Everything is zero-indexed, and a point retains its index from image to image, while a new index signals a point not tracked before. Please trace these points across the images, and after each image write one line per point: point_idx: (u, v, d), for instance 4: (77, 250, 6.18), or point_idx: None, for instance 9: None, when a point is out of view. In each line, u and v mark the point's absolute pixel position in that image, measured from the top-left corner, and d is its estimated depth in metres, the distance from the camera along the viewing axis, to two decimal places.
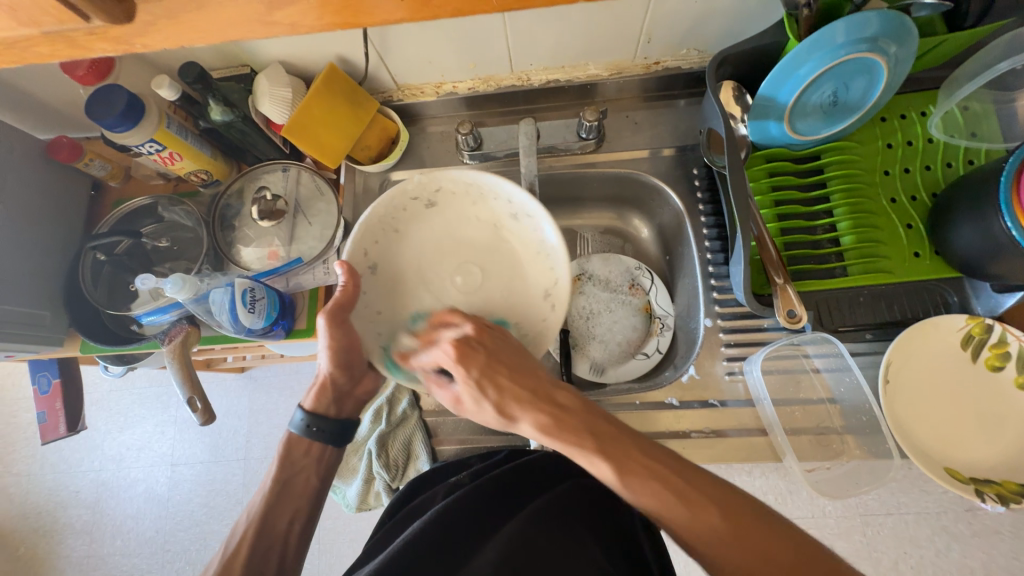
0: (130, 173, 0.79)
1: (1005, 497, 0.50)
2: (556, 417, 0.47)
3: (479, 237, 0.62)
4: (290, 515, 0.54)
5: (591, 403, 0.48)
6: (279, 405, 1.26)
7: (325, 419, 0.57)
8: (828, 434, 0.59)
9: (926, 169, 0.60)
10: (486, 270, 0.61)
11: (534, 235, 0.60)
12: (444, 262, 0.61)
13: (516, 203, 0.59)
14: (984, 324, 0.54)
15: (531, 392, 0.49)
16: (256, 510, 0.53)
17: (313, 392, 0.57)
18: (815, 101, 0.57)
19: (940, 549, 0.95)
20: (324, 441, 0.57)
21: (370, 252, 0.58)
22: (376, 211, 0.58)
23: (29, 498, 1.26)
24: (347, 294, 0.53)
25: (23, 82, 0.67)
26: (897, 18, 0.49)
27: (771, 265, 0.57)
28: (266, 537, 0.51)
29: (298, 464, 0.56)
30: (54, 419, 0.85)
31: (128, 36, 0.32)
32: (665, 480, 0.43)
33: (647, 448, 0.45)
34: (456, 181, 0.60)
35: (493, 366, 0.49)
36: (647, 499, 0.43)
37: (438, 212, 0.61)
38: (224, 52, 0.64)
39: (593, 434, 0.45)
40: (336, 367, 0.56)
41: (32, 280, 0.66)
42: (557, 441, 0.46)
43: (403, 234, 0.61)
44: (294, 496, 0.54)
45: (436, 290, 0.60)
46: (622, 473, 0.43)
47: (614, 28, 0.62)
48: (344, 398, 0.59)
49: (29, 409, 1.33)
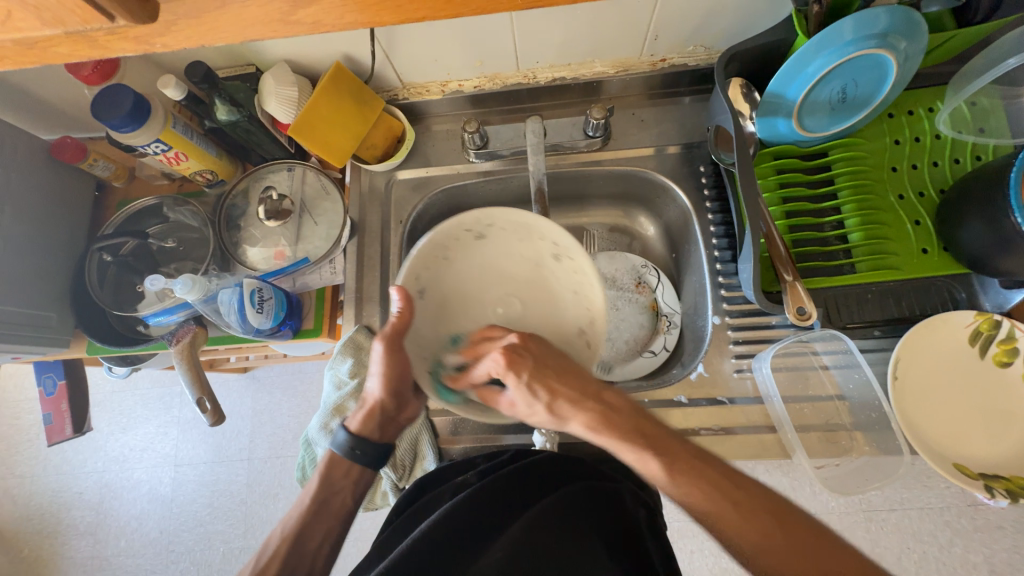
0: (134, 173, 0.79)
1: (1014, 493, 0.50)
2: (607, 414, 0.49)
3: (524, 271, 0.62)
4: (321, 535, 0.54)
5: (637, 403, 0.51)
6: (282, 405, 1.27)
7: (369, 443, 0.57)
8: (837, 431, 0.59)
9: (934, 166, 0.60)
10: (526, 303, 0.62)
11: (576, 281, 0.59)
12: (486, 291, 0.62)
13: (564, 245, 0.58)
14: (992, 320, 0.54)
15: (580, 393, 0.51)
16: (291, 527, 0.53)
17: (360, 414, 0.57)
18: (824, 97, 0.56)
19: (943, 544, 0.96)
20: (364, 465, 0.57)
21: (421, 277, 0.58)
22: (429, 242, 0.57)
23: (32, 499, 1.26)
24: (402, 320, 0.54)
25: (28, 83, 0.67)
26: (906, 14, 0.49)
27: (780, 262, 0.57)
28: (297, 553, 0.52)
29: (336, 485, 0.56)
30: (60, 421, 0.85)
31: (149, 36, 0.32)
32: (714, 480, 0.44)
33: (693, 449, 0.47)
34: (508, 218, 0.58)
35: (543, 371, 0.51)
36: (694, 499, 0.43)
37: (486, 245, 0.61)
38: (229, 51, 0.63)
39: (643, 433, 0.48)
40: (385, 391, 0.55)
41: (38, 282, 0.66)
42: (607, 436, 0.48)
43: (452, 261, 0.61)
44: (327, 517, 0.55)
45: (476, 316, 0.62)
46: (671, 471, 0.45)
47: (622, 24, 0.62)
48: (389, 422, 0.59)
49: (31, 411, 1.32)
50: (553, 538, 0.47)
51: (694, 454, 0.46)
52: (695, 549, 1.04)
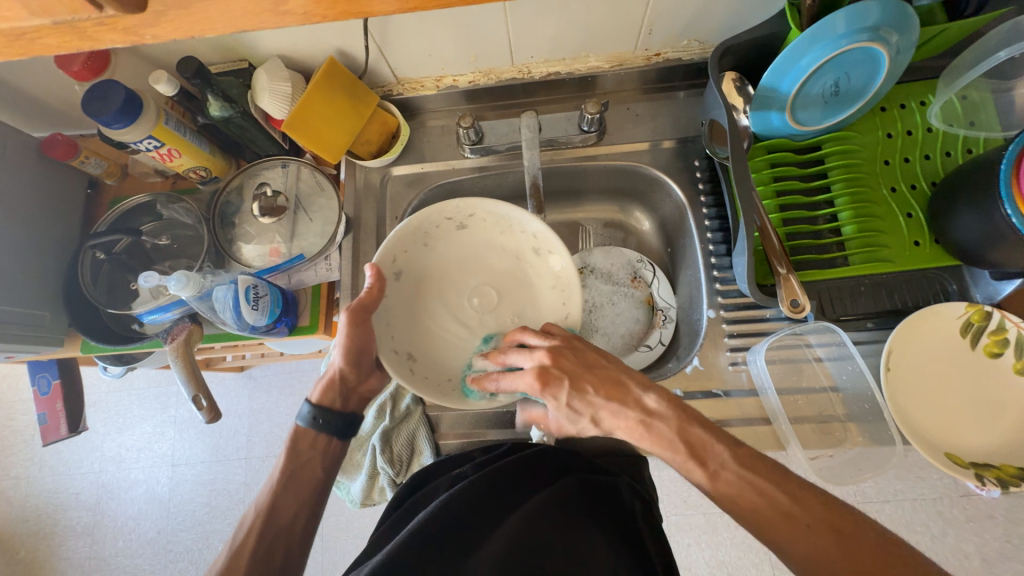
0: (127, 171, 0.79)
1: (1005, 481, 0.51)
2: (649, 423, 0.49)
3: (504, 264, 0.63)
4: (295, 509, 0.54)
5: (681, 404, 0.49)
6: (279, 403, 1.26)
7: (331, 413, 0.57)
8: (831, 422, 0.60)
9: (926, 158, 0.61)
10: (501, 293, 0.62)
11: (552, 273, 0.61)
12: (462, 281, 0.63)
13: (542, 237, 0.60)
14: (983, 311, 0.55)
15: (619, 402, 0.50)
16: (264, 502, 0.54)
17: (320, 385, 0.58)
18: (817, 90, 0.57)
19: (936, 534, 0.97)
20: (329, 435, 0.58)
21: (398, 260, 0.59)
22: (409, 227, 0.59)
23: (28, 500, 1.25)
24: (370, 296, 0.54)
25: (17, 79, 0.66)
26: (898, 7, 0.49)
27: (774, 255, 0.57)
28: (271, 528, 0.52)
29: (304, 456, 0.57)
30: (56, 420, 0.85)
31: (139, 26, 0.32)
32: (755, 484, 0.44)
33: (739, 454, 0.46)
34: (490, 211, 0.61)
35: (580, 386, 0.51)
36: (735, 500, 0.44)
37: (467, 235, 0.63)
38: (221, 46, 0.63)
39: (685, 439, 0.47)
40: (347, 364, 0.56)
41: (31, 280, 0.66)
42: (651, 443, 0.48)
43: (431, 248, 0.62)
44: (300, 489, 0.55)
45: (452, 305, 0.62)
46: (712, 476, 0.46)
47: (616, 18, 0.62)
48: (349, 394, 0.60)
49: (26, 412, 1.32)
50: (551, 530, 0.48)
51: (739, 460, 0.46)
52: (692, 543, 1.04)
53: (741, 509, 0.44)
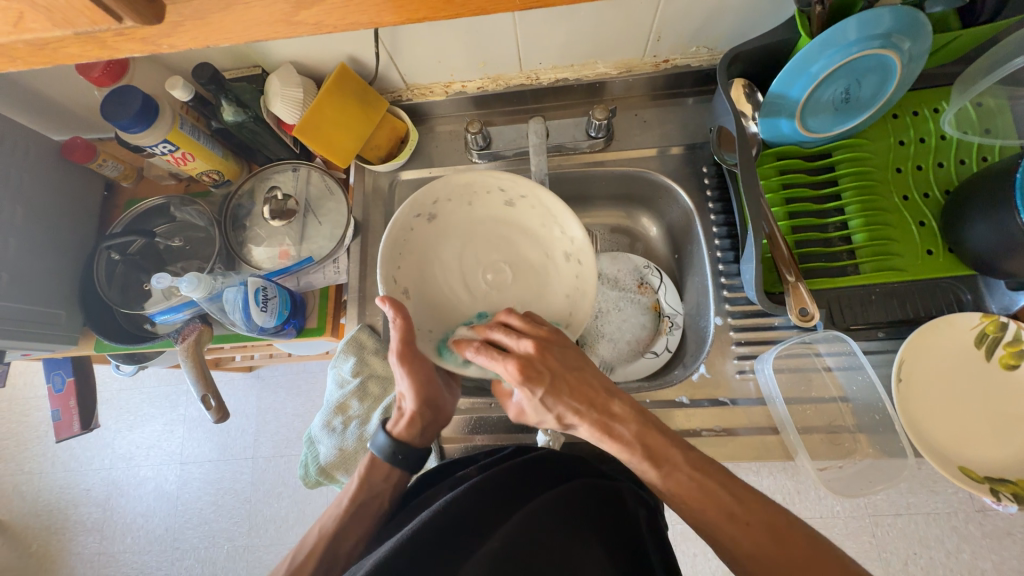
0: (143, 174, 0.80)
1: (1020, 497, 0.50)
2: (610, 426, 0.49)
3: (532, 255, 0.63)
4: (356, 536, 0.55)
5: (644, 412, 0.50)
6: (286, 404, 1.27)
7: (410, 448, 0.58)
8: (840, 433, 0.59)
9: (939, 166, 0.60)
10: (516, 280, 0.63)
11: (571, 281, 0.61)
12: (483, 254, 0.63)
13: (578, 246, 0.60)
14: (998, 322, 0.54)
15: (589, 402, 0.50)
16: (329, 528, 0.55)
17: (402, 420, 0.58)
18: (828, 97, 0.56)
19: (951, 550, 0.95)
20: (403, 469, 0.58)
21: (436, 203, 0.61)
22: (458, 179, 0.61)
23: (40, 495, 1.27)
24: (403, 330, 0.52)
25: (38, 84, 0.68)
26: (910, 14, 0.49)
27: (782, 264, 0.57)
28: (330, 553, 0.53)
29: (376, 488, 0.57)
30: (69, 417, 0.86)
31: (156, 36, 0.32)
32: (708, 484, 0.46)
33: (693, 458, 0.48)
34: (541, 203, 0.61)
35: (558, 381, 0.49)
36: (682, 498, 0.46)
37: (510, 212, 0.63)
38: (236, 53, 0.64)
39: (644, 442, 0.48)
40: (419, 399, 0.56)
41: (48, 280, 0.67)
42: (610, 445, 0.49)
43: (471, 209, 0.63)
44: (363, 518, 0.56)
45: (466, 271, 0.63)
46: (664, 475, 0.47)
47: (624, 25, 0.62)
48: (429, 427, 0.59)
49: (41, 409, 1.34)
50: (555, 529, 0.47)
51: (692, 463, 0.47)
52: (698, 553, 1.03)
53: (688, 506, 0.46)
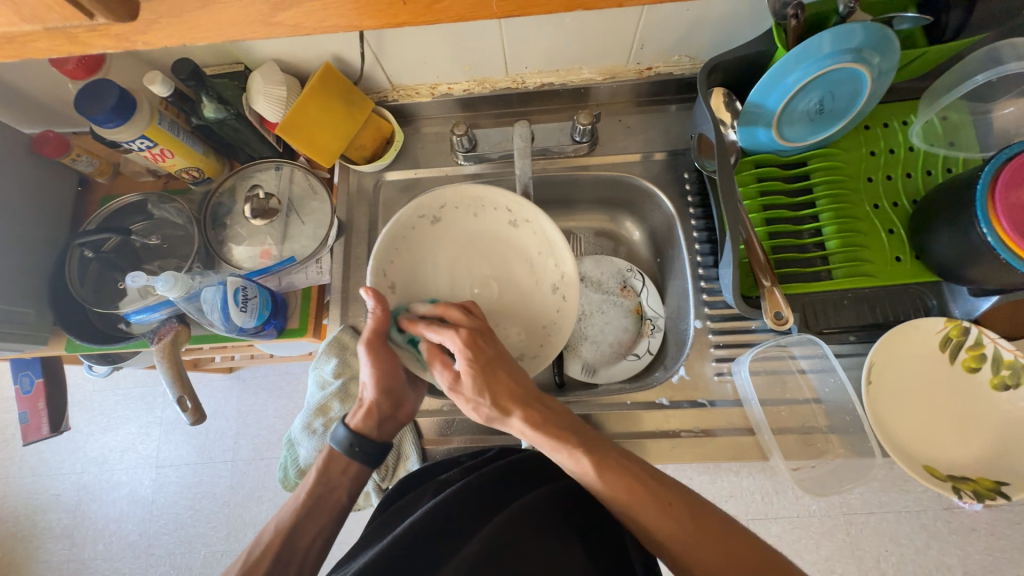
0: (119, 169, 0.78)
1: (981, 494, 0.52)
2: (543, 414, 0.51)
3: (522, 279, 0.65)
4: (314, 532, 0.53)
5: (572, 415, 0.53)
6: (267, 406, 1.25)
7: (368, 442, 0.57)
8: (813, 433, 0.61)
9: (907, 176, 0.62)
10: (501, 297, 0.64)
11: (551, 312, 0.63)
12: (474, 265, 0.65)
13: (567, 282, 0.62)
14: (961, 327, 0.56)
15: (525, 390, 0.52)
16: (284, 523, 0.53)
17: (360, 412, 0.58)
18: (803, 108, 0.58)
19: (920, 547, 0.98)
20: (362, 462, 0.57)
21: (443, 208, 0.63)
22: (469, 190, 0.63)
23: (6, 501, 1.23)
24: (377, 322, 0.54)
25: (8, 76, 0.66)
26: (880, 31, 0.51)
27: (759, 269, 0.59)
28: (288, 547, 0.51)
29: (334, 481, 0.56)
30: (37, 419, 0.83)
31: (129, 34, 0.32)
32: (637, 479, 0.47)
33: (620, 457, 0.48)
34: (545, 231, 0.63)
35: (497, 361, 0.53)
36: (617, 492, 0.46)
37: (513, 231, 0.65)
38: (217, 49, 0.63)
39: (578, 434, 0.50)
40: (379, 391, 0.56)
41: (16, 278, 0.65)
42: (539, 432, 0.50)
43: (476, 221, 0.65)
44: (322, 513, 0.54)
45: (459, 278, 0.64)
46: (599, 468, 0.47)
47: (608, 33, 0.63)
48: (387, 420, 0.59)
49: (8, 411, 1.29)
50: (539, 528, 0.48)
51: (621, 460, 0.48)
52: None
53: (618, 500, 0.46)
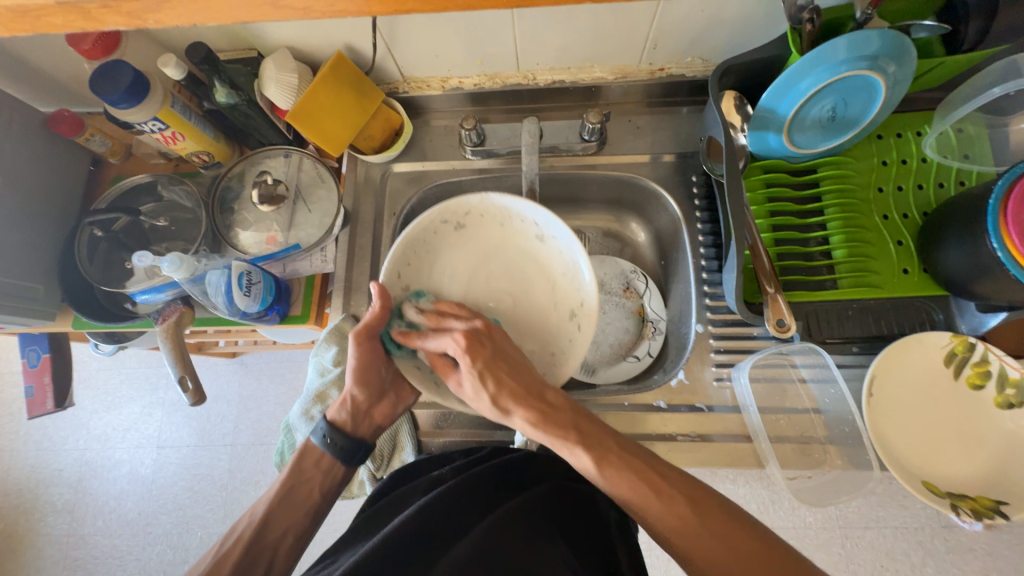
0: (131, 151, 0.79)
1: (980, 513, 0.51)
2: (545, 412, 0.50)
3: (541, 296, 0.64)
4: (284, 527, 0.54)
5: (576, 406, 0.52)
6: (268, 392, 1.26)
7: (342, 434, 0.57)
8: (811, 443, 0.60)
9: (919, 188, 0.61)
10: (516, 312, 0.64)
11: (564, 338, 0.62)
12: (492, 278, 0.66)
13: (585, 309, 0.61)
14: (967, 342, 0.55)
15: (525, 387, 0.52)
16: (259, 513, 0.53)
17: (336, 404, 0.59)
18: (815, 115, 0.57)
19: (916, 564, 0.97)
20: (336, 457, 0.57)
21: (469, 214, 0.64)
22: (497, 202, 0.63)
23: (10, 474, 1.25)
24: (375, 317, 0.56)
25: (26, 53, 0.67)
26: (897, 38, 0.50)
27: (763, 275, 0.58)
28: (258, 543, 0.51)
29: (306, 474, 0.57)
30: (42, 394, 0.85)
31: (140, 11, 0.32)
32: (639, 473, 0.46)
33: (620, 441, 0.48)
34: (569, 250, 0.62)
35: (496, 362, 0.53)
36: (621, 485, 0.45)
37: (537, 246, 0.65)
38: (232, 34, 0.64)
39: (578, 431, 0.48)
40: (357, 384, 0.58)
41: (27, 253, 0.66)
42: (542, 431, 0.49)
43: (502, 231, 0.65)
44: (293, 507, 0.55)
45: (477, 291, 0.65)
46: (600, 464, 0.46)
47: (622, 31, 0.63)
48: (362, 417, 0.60)
49: (15, 385, 1.32)
50: (525, 531, 0.47)
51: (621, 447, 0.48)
52: (672, 558, 1.03)
53: (621, 492, 0.45)
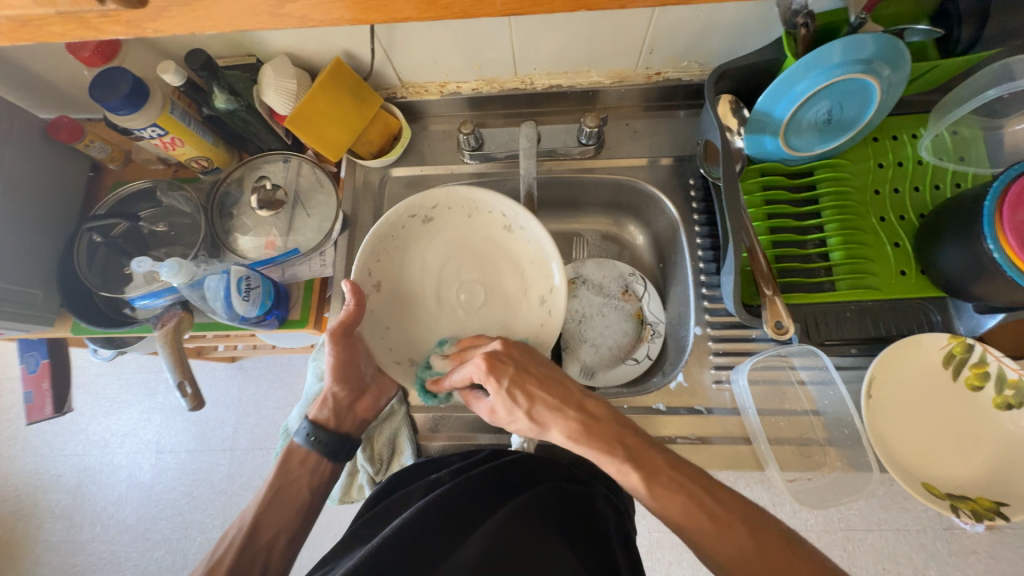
0: (130, 157, 0.80)
1: (980, 513, 0.51)
2: (586, 423, 0.50)
3: (511, 286, 0.65)
4: (277, 528, 0.56)
5: (619, 415, 0.52)
6: (268, 396, 1.26)
7: (326, 431, 0.60)
8: (810, 445, 0.60)
9: (915, 190, 0.62)
10: (487, 302, 0.65)
11: (535, 324, 0.63)
12: (462, 269, 0.66)
13: (555, 295, 0.62)
14: (966, 343, 0.55)
15: (560, 400, 0.52)
16: (249, 518, 0.55)
17: (317, 403, 0.62)
18: (810, 117, 0.58)
19: (918, 566, 0.96)
20: (322, 454, 0.60)
21: (435, 208, 0.64)
22: (464, 194, 0.63)
23: (9, 480, 1.24)
24: (350, 316, 0.56)
25: (25, 60, 0.67)
26: (891, 42, 0.51)
27: (760, 278, 0.58)
28: (250, 546, 0.53)
29: (294, 472, 0.59)
30: (41, 400, 0.85)
31: (140, 20, 0.33)
32: (693, 494, 0.46)
33: (669, 458, 0.48)
34: (537, 240, 0.62)
35: (523, 377, 0.53)
36: (671, 508, 0.45)
37: (506, 236, 0.65)
38: (231, 40, 0.64)
39: (624, 444, 0.48)
40: (336, 380, 0.60)
41: (27, 259, 0.66)
42: (588, 444, 0.49)
43: (470, 222, 0.65)
44: (284, 508, 0.57)
45: (448, 283, 0.66)
46: (650, 483, 0.46)
47: (619, 36, 0.63)
48: (344, 413, 0.62)
49: (14, 390, 1.32)
50: (525, 535, 0.47)
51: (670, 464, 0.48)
52: (673, 561, 1.03)
53: (671, 512, 0.45)
